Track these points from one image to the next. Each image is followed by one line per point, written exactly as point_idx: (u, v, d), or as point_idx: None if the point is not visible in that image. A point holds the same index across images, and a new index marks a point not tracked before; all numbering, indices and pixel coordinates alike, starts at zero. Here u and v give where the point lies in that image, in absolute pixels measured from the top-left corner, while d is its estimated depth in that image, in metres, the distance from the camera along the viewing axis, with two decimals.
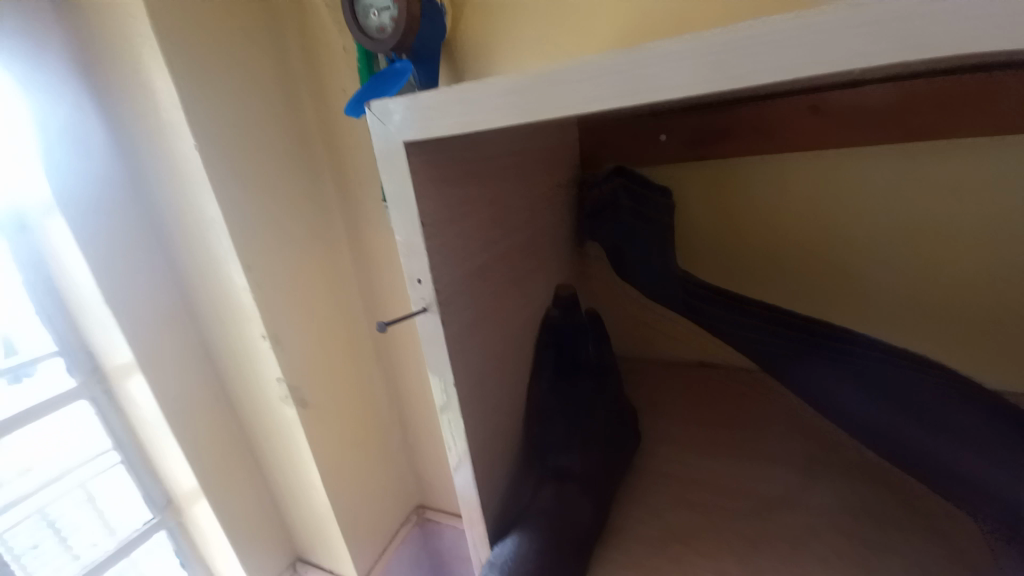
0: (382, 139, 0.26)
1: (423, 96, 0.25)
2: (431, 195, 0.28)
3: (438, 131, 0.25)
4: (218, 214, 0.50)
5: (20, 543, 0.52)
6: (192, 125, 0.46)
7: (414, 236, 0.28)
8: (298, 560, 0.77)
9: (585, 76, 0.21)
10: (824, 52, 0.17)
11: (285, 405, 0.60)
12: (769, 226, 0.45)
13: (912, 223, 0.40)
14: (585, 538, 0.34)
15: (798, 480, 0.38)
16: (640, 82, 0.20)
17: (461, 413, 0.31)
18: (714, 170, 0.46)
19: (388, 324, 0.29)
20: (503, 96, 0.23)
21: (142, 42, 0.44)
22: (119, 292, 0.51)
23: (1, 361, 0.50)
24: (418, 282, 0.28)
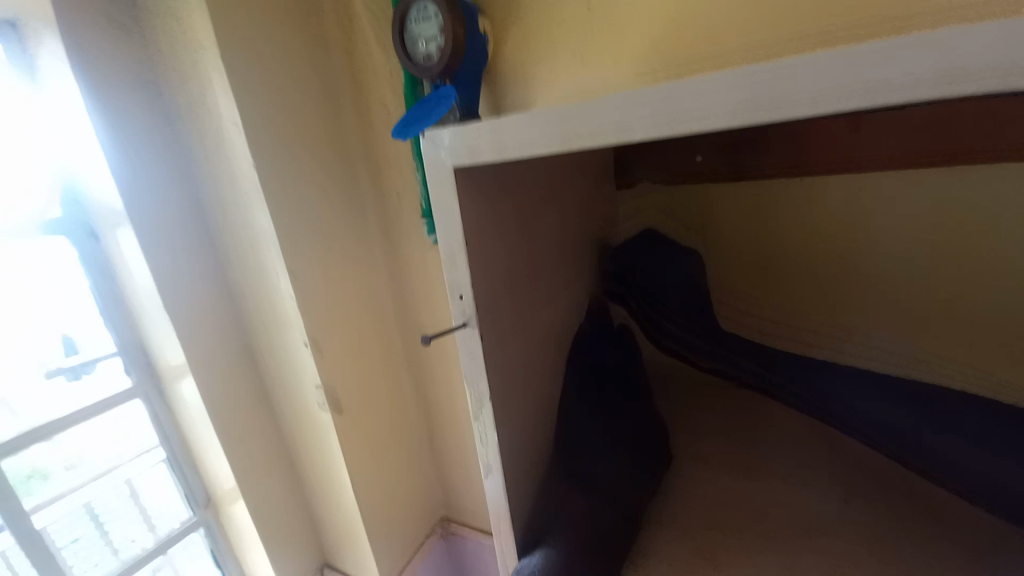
0: (429, 163, 0.28)
1: (470, 123, 0.26)
2: (472, 213, 0.29)
3: (482, 155, 0.27)
4: (269, 226, 0.53)
5: (63, 535, 0.56)
6: (251, 144, 0.50)
7: (455, 252, 0.29)
8: (326, 565, 0.78)
9: (624, 105, 0.22)
10: (859, 86, 0.18)
11: (321, 410, 0.62)
12: (798, 245, 0.44)
13: (941, 245, 0.38)
14: (612, 555, 0.34)
15: (835, 508, 0.37)
16: (677, 111, 0.21)
17: (493, 424, 0.32)
18: (744, 188, 0.45)
19: (431, 338, 0.31)
20: (545, 124, 0.24)
21: (210, 70, 0.49)
22: (177, 297, 0.55)
23: (63, 361, 0.55)
24: (459, 297, 0.30)
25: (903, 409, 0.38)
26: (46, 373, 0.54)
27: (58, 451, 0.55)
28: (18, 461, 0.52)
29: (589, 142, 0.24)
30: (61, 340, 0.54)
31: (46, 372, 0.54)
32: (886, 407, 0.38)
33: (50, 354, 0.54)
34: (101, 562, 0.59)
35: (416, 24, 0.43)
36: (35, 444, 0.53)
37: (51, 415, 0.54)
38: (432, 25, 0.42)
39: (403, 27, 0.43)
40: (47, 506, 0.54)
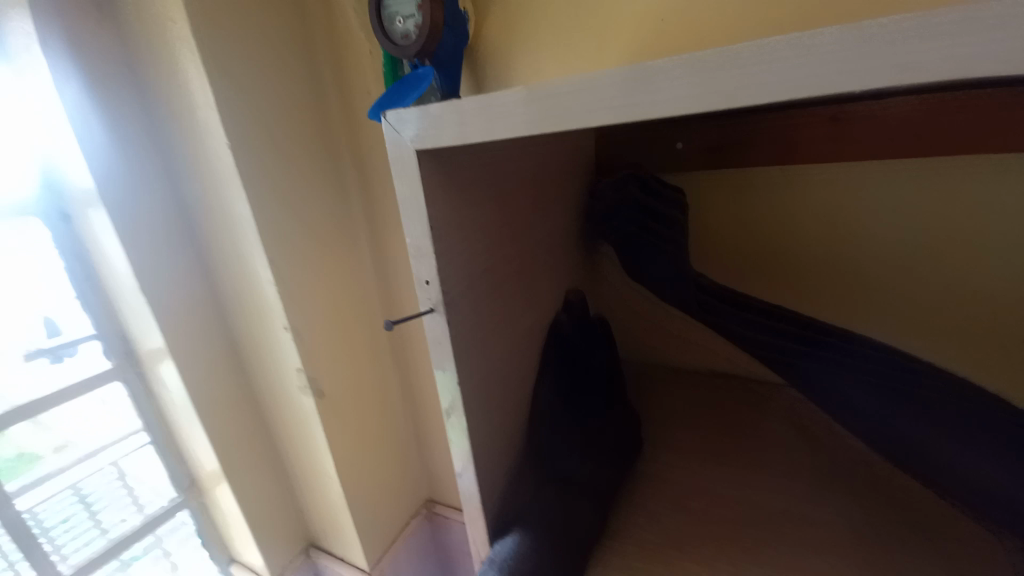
0: (395, 146, 0.28)
1: (434, 106, 0.26)
2: (441, 200, 0.29)
3: (449, 139, 0.26)
4: (247, 209, 0.52)
5: (51, 517, 0.55)
6: (225, 124, 0.49)
7: (423, 240, 0.29)
8: (311, 546, 0.79)
9: (591, 90, 0.22)
10: (823, 75, 0.18)
11: (303, 395, 0.62)
12: (779, 231, 0.45)
13: (920, 236, 0.39)
14: (583, 540, 0.35)
15: (803, 495, 0.38)
16: (645, 98, 0.21)
17: (465, 413, 0.32)
18: (727, 174, 0.45)
19: (395, 324, 0.30)
20: (511, 107, 0.24)
21: (181, 45, 0.47)
22: (154, 280, 0.54)
23: (45, 341, 0.54)
24: (425, 283, 0.30)
25: (891, 399, 0.38)
26: (26, 354, 0.52)
27: (42, 433, 0.54)
28: (2, 443, 0.51)
29: (559, 129, 0.24)
30: (40, 321, 0.53)
31: (25, 355, 0.52)
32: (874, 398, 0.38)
33: (29, 335, 0.52)
34: (89, 542, 0.59)
35: (393, 1, 0.41)
36: (17, 425, 0.52)
37: (29, 398, 0.53)
38: (410, 4, 0.41)
39: (380, 4, 0.42)
40: (34, 487, 0.54)
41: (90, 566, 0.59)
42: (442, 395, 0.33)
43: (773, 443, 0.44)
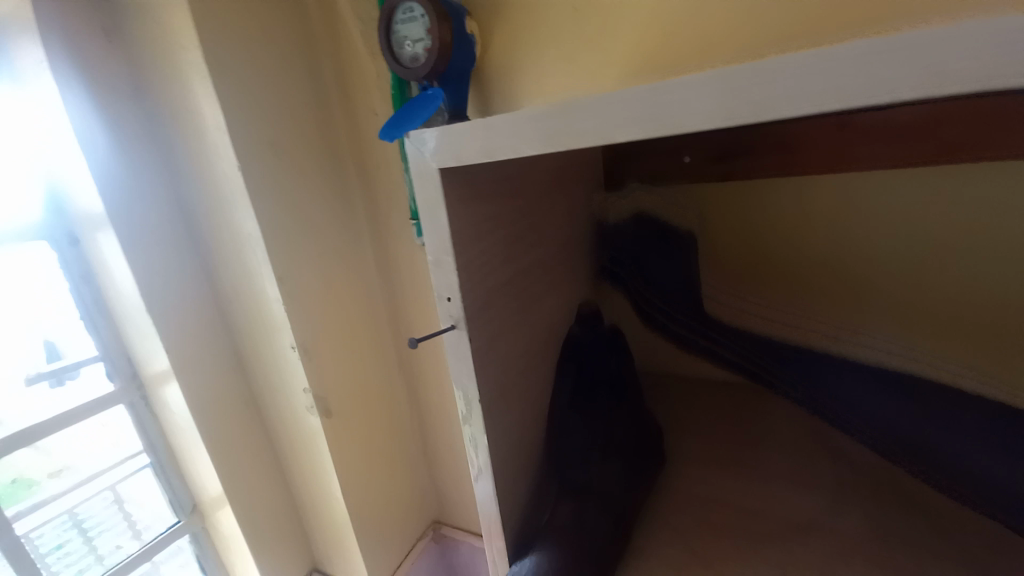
0: (415, 163, 0.28)
1: (456, 124, 0.26)
2: (460, 214, 0.29)
3: (468, 157, 0.27)
4: (255, 228, 0.52)
5: (46, 542, 0.54)
6: (234, 147, 0.49)
7: (444, 255, 0.29)
8: (316, 570, 0.77)
9: (612, 105, 0.22)
10: (849, 84, 0.18)
11: (310, 414, 0.61)
12: (779, 237, 0.45)
13: (926, 239, 0.39)
14: (605, 555, 0.34)
15: (826, 508, 0.37)
16: (669, 109, 0.21)
17: (484, 426, 0.32)
18: (730, 187, 0.46)
19: (418, 341, 0.31)
20: (532, 124, 0.24)
21: (193, 70, 0.47)
22: (160, 301, 0.54)
23: (45, 366, 0.53)
24: (447, 299, 0.30)
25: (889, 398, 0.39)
26: (28, 378, 0.52)
27: (43, 456, 0.54)
28: (1, 468, 0.50)
29: (579, 142, 0.24)
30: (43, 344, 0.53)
31: (27, 378, 0.52)
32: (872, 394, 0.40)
33: (31, 359, 0.52)
34: (85, 569, 0.58)
35: (403, 25, 0.42)
36: (20, 450, 0.51)
37: (34, 423, 0.52)
38: (418, 27, 0.41)
39: (390, 28, 0.43)
40: (29, 514, 0.53)
41: None
42: (458, 406, 0.33)
43: (787, 451, 0.43)
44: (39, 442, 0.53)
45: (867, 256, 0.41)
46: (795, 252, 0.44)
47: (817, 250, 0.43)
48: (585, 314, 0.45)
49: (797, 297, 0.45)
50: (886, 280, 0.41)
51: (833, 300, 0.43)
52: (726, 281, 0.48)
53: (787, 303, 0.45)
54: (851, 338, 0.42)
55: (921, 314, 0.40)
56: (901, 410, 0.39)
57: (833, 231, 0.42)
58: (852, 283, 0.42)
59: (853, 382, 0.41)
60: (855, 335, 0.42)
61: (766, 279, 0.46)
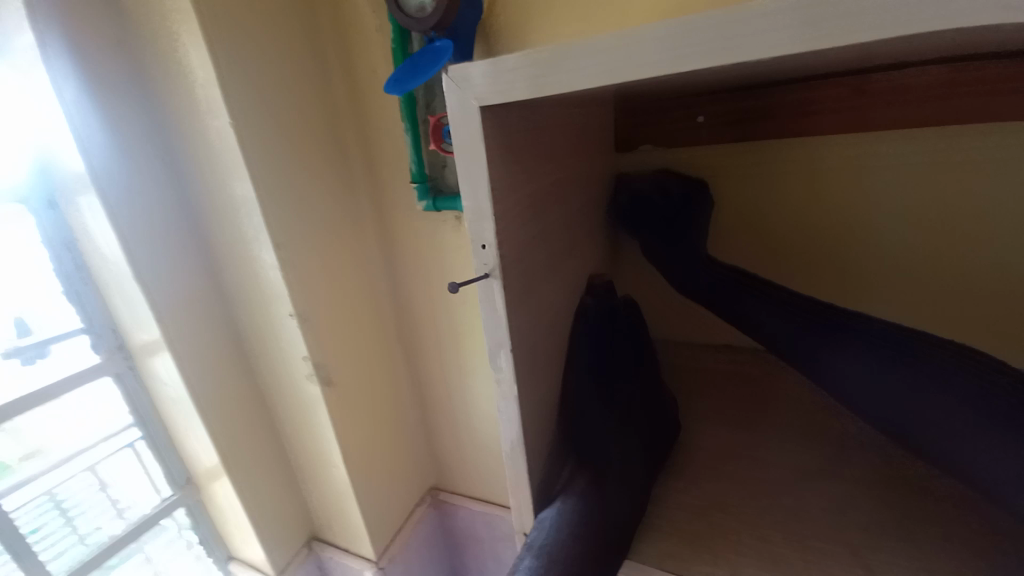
0: (456, 103, 0.27)
1: (506, 59, 0.25)
2: (496, 161, 0.28)
3: (516, 94, 0.25)
4: (249, 190, 0.50)
5: (29, 524, 0.53)
6: (228, 102, 0.47)
7: (481, 202, 0.28)
8: (314, 539, 0.78)
9: (681, 35, 0.21)
10: (926, 12, 0.17)
11: (310, 382, 0.61)
12: (791, 202, 0.47)
13: (928, 212, 0.42)
14: (624, 522, 0.36)
15: (826, 469, 0.40)
16: (739, 40, 0.20)
17: (514, 375, 0.32)
18: (747, 149, 0.47)
19: (457, 287, 0.29)
20: (590, 59, 0.23)
21: (180, 19, 0.44)
22: (148, 267, 0.52)
23: (16, 341, 0.51)
24: (481, 247, 0.29)
25: (888, 371, 0.37)
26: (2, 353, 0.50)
27: (16, 437, 0.52)
28: None
29: (629, 79, 0.23)
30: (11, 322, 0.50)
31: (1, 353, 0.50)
32: (871, 375, 0.38)
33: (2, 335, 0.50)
34: (68, 550, 0.56)
35: None
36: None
37: (8, 401, 0.50)
38: None
39: None
40: (8, 494, 0.51)
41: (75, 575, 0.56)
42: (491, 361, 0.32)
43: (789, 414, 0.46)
44: (12, 422, 0.51)
45: (873, 225, 0.44)
46: (805, 215, 0.47)
47: (827, 214, 0.46)
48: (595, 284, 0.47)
49: (802, 263, 0.48)
50: (889, 247, 0.44)
51: (838, 261, 0.47)
52: (740, 241, 0.50)
53: (795, 262, 0.49)
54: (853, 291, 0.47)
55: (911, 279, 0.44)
56: (910, 384, 0.36)
57: (844, 198, 0.44)
58: (856, 247, 0.45)
59: (848, 362, 0.39)
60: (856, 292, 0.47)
61: (777, 239, 0.49)
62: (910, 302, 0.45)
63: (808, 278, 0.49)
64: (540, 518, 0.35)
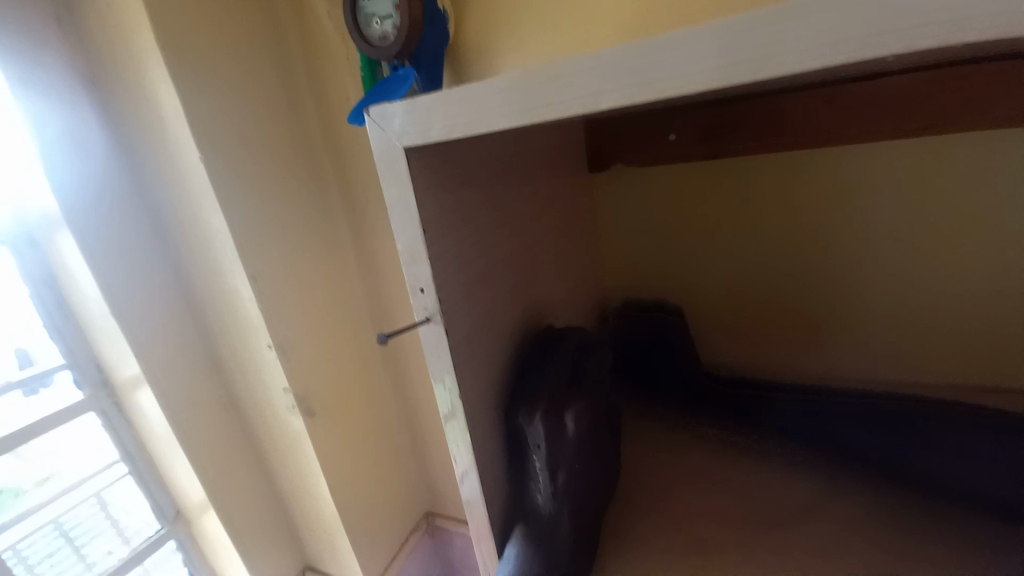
0: (381, 143, 0.27)
1: (422, 98, 0.25)
2: (430, 199, 0.28)
3: (435, 134, 0.25)
4: (222, 221, 0.49)
5: (37, 553, 0.52)
6: (196, 134, 0.46)
7: (416, 243, 0.28)
8: (308, 570, 0.76)
9: (595, 69, 0.21)
10: (845, 43, 0.17)
11: (291, 415, 0.59)
12: (782, 227, 0.50)
13: (906, 244, 0.45)
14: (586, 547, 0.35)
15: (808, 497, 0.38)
16: (657, 71, 0.20)
17: (465, 417, 0.32)
18: (738, 164, 0.50)
19: (389, 336, 0.30)
20: (503, 93, 0.23)
21: (147, 53, 0.44)
22: (128, 301, 0.51)
23: (16, 374, 0.50)
24: (420, 291, 0.29)
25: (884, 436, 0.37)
26: None
27: (21, 467, 0.52)
28: None
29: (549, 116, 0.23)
30: (13, 354, 0.50)
31: None
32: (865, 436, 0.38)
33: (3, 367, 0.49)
34: None
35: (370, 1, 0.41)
36: (0, 458, 0.50)
37: (2, 432, 0.50)
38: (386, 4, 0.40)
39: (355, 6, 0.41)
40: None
41: None
42: (438, 404, 0.32)
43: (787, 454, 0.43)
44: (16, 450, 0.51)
45: (860, 256, 0.47)
46: (797, 242, 0.49)
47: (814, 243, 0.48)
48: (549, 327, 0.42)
49: (791, 298, 0.51)
50: (876, 275, 0.47)
51: (828, 297, 0.49)
52: (735, 272, 0.53)
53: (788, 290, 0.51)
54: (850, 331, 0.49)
55: (900, 311, 0.46)
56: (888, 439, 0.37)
57: (833, 224, 0.47)
58: (845, 279, 0.48)
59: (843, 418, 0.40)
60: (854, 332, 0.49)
61: (769, 271, 0.52)
62: (903, 337, 0.47)
63: (802, 315, 0.51)
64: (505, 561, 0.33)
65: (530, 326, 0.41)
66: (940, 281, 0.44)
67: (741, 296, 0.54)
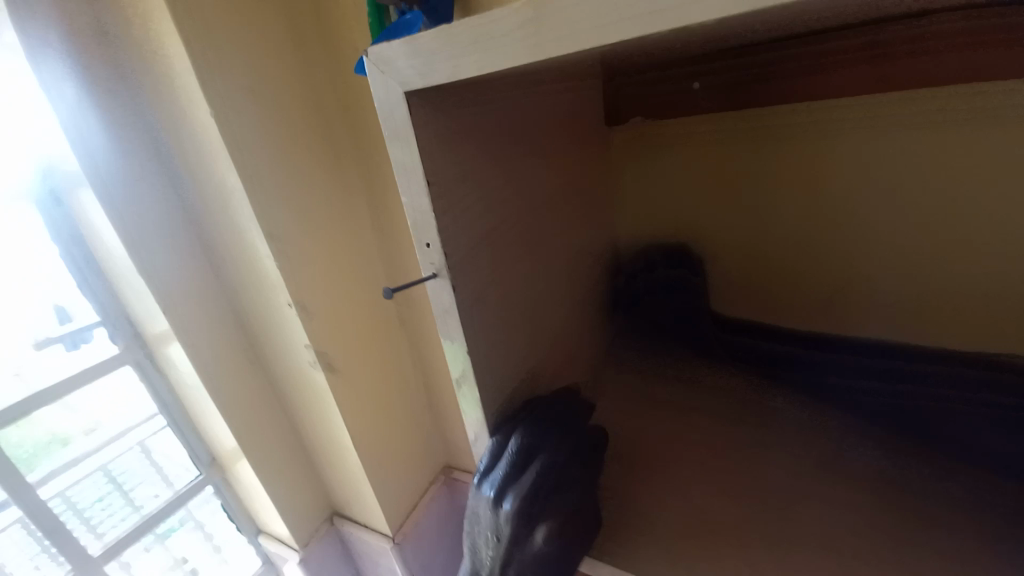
0: (382, 89, 0.26)
1: (423, 37, 0.23)
2: (436, 153, 0.28)
3: (438, 78, 0.24)
4: (237, 181, 0.49)
5: (86, 495, 0.58)
6: (206, 90, 0.45)
7: (421, 198, 0.27)
8: (334, 515, 0.81)
9: (603, 1, 0.19)
10: None
11: (314, 370, 0.61)
12: (797, 193, 0.48)
13: (928, 206, 0.43)
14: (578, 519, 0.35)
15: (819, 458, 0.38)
16: (671, 0, 0.18)
17: (475, 378, 0.32)
18: (761, 116, 0.47)
19: (396, 291, 0.30)
20: (506, 31, 0.21)
21: (152, 6, 0.43)
22: (154, 260, 0.52)
23: (55, 330, 0.54)
24: (426, 246, 0.29)
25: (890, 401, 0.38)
26: (40, 341, 0.53)
27: (69, 415, 0.56)
28: (33, 429, 0.53)
29: (555, 56, 0.21)
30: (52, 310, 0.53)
31: (39, 341, 0.53)
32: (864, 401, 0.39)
33: (42, 323, 0.53)
34: (123, 517, 0.62)
35: None
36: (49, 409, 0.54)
37: (52, 380, 0.54)
38: None
39: None
40: (50, 477, 0.55)
41: (121, 544, 0.61)
42: (450, 365, 0.33)
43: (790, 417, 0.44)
44: (65, 399, 0.55)
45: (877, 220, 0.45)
46: (812, 208, 0.48)
47: (829, 209, 0.47)
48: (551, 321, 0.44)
49: (803, 266, 0.51)
50: (895, 238, 0.45)
51: (844, 262, 0.48)
52: (747, 240, 0.53)
53: (800, 257, 0.51)
54: (862, 300, 0.48)
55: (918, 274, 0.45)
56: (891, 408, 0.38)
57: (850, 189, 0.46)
58: (861, 244, 0.47)
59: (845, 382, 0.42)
60: (865, 301, 0.48)
61: (782, 238, 0.51)
62: (918, 307, 0.46)
63: (814, 283, 0.51)
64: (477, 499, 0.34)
65: (540, 285, 0.41)
66: (962, 244, 0.43)
67: (754, 266, 0.53)
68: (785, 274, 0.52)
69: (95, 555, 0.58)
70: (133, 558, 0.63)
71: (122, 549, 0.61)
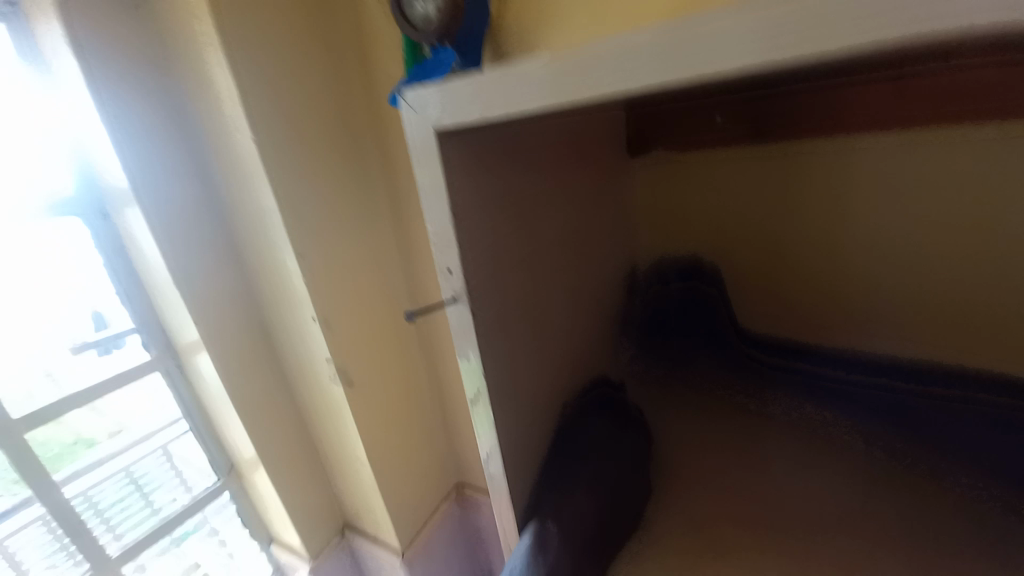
0: (414, 126, 0.27)
1: (455, 81, 0.25)
2: (460, 183, 0.29)
3: (467, 118, 0.25)
4: (272, 200, 0.52)
5: (109, 496, 0.60)
6: (249, 114, 0.49)
7: (445, 227, 0.29)
8: (346, 528, 0.81)
9: (625, 54, 0.20)
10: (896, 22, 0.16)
11: (333, 384, 0.63)
12: (818, 226, 0.48)
13: (952, 241, 0.42)
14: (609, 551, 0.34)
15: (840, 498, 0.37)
16: (688, 55, 0.19)
17: (490, 402, 0.33)
18: (779, 149, 0.47)
19: (416, 314, 0.31)
20: (535, 77, 0.23)
21: (204, 39, 0.47)
22: (189, 272, 0.55)
23: (92, 335, 0.56)
24: (447, 272, 0.30)
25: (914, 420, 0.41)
26: (75, 346, 0.55)
27: (96, 417, 0.58)
28: (63, 429, 0.55)
29: (577, 101, 0.22)
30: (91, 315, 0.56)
31: (72, 347, 0.55)
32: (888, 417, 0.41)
33: (80, 329, 0.55)
34: (143, 518, 0.63)
35: None
36: (83, 411, 0.57)
37: (84, 385, 0.56)
38: None
39: None
40: (77, 476, 0.57)
41: (137, 547, 0.62)
42: (467, 387, 0.33)
43: (811, 449, 0.42)
44: (93, 403, 0.57)
45: (896, 255, 0.45)
46: (831, 242, 0.48)
47: (849, 243, 0.47)
48: (566, 345, 0.43)
49: (820, 299, 0.50)
50: (913, 272, 0.45)
51: (866, 299, 0.48)
52: (764, 270, 0.53)
53: (815, 290, 0.50)
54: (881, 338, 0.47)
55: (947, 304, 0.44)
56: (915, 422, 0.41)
57: (869, 222, 0.45)
58: (879, 279, 0.46)
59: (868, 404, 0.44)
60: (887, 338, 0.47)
61: (801, 271, 0.51)
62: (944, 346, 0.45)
63: (834, 316, 0.50)
64: (515, 549, 0.33)
65: (559, 310, 0.42)
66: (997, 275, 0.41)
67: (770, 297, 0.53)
68: (802, 306, 0.52)
69: (113, 556, 0.60)
70: (149, 560, 0.64)
71: (137, 551, 0.62)
